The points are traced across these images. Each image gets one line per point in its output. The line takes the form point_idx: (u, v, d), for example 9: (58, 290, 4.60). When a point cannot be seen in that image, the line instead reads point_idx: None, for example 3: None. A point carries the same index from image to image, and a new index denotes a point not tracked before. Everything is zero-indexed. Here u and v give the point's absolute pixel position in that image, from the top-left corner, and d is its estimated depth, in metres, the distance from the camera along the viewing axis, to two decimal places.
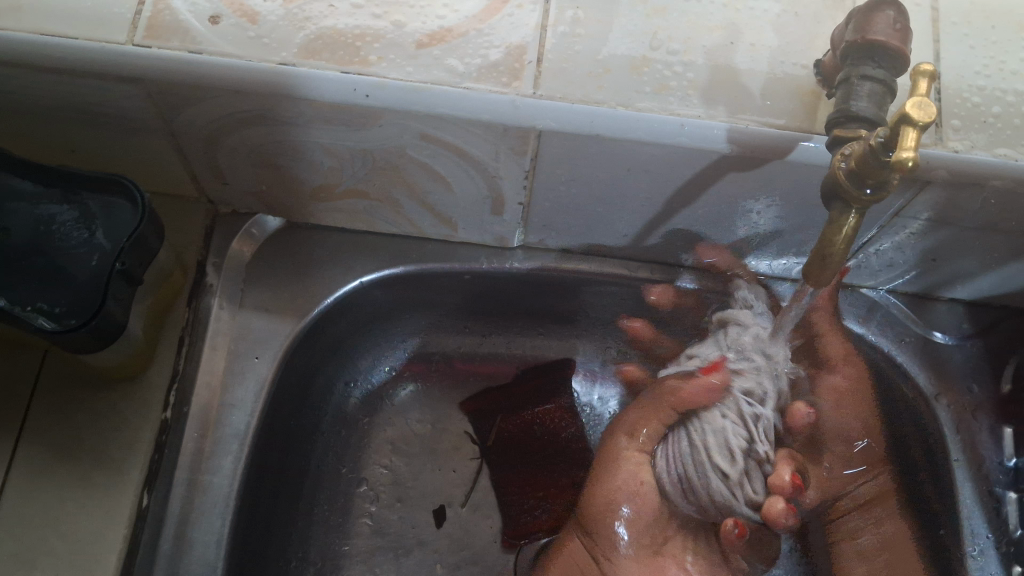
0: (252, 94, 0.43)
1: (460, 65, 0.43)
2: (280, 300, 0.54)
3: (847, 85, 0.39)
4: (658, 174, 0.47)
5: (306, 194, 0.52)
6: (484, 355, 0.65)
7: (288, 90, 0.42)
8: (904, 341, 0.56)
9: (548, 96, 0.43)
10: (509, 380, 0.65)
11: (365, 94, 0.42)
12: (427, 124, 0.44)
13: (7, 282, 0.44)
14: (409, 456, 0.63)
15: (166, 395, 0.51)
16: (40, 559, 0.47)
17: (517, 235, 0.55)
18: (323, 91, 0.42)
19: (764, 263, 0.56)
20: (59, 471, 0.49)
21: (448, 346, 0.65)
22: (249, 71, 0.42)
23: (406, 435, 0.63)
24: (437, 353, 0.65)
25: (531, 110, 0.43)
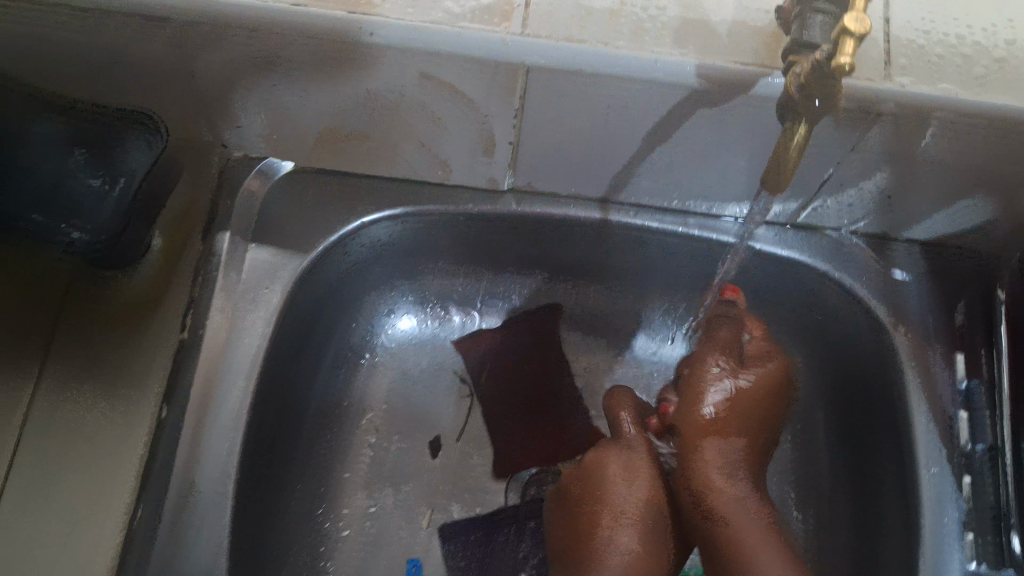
0: (265, 35, 0.47)
1: (456, 7, 0.48)
2: (288, 239, 0.59)
3: (801, 19, 0.44)
4: (635, 114, 0.51)
5: (312, 139, 0.57)
6: (478, 301, 0.69)
7: (299, 29, 0.46)
8: (866, 279, 0.61)
9: (534, 36, 0.47)
10: (499, 323, 0.70)
11: (370, 33, 0.46)
12: (426, 64, 0.49)
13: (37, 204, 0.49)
14: (405, 395, 0.67)
15: (182, 318, 0.56)
16: (70, 460, 0.52)
17: (507, 178, 0.59)
18: (331, 31, 0.46)
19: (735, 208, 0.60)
20: (84, 384, 0.54)
21: (446, 292, 0.68)
22: (264, 11, 0.46)
23: (404, 373, 0.68)
24: (434, 299, 0.69)
25: (519, 47, 0.47)
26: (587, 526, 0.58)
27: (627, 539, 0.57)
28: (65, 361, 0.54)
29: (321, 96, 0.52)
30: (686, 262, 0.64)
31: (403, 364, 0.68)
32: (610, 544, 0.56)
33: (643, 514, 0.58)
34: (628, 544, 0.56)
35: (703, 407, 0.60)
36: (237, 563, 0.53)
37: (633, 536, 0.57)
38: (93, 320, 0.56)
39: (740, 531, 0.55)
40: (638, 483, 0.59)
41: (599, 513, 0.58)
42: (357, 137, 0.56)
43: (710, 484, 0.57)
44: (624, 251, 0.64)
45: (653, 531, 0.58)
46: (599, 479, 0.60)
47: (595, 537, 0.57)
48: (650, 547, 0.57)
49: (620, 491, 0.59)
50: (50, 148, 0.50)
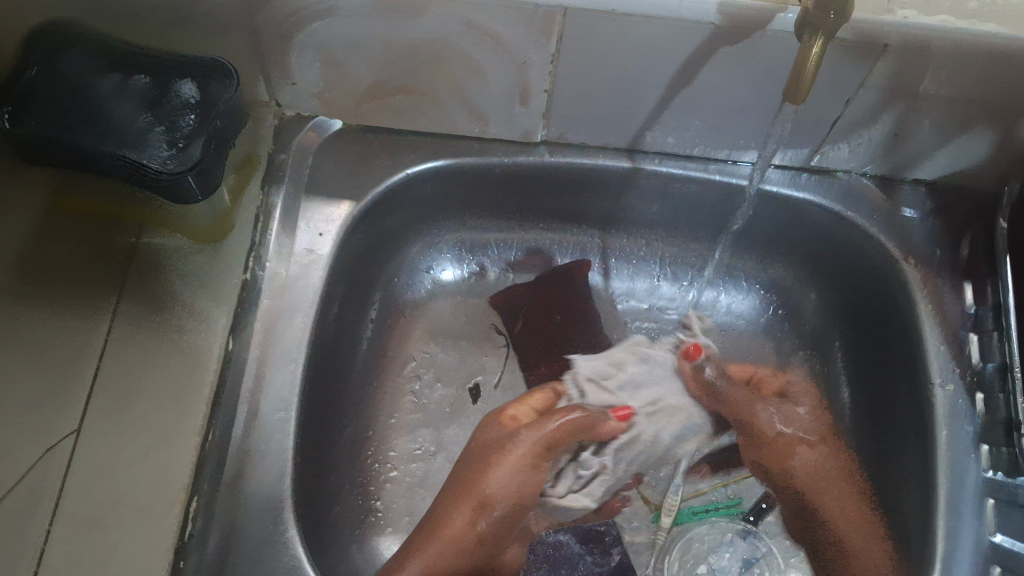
0: None
1: None
2: (340, 188, 0.63)
3: None
4: (663, 57, 0.56)
5: (360, 92, 0.61)
6: (512, 255, 0.73)
7: None
8: (877, 217, 0.65)
9: None
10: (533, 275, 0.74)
11: None
12: (471, 10, 0.53)
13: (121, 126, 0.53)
14: (446, 344, 0.71)
15: (244, 260, 0.60)
16: (145, 389, 0.55)
17: (540, 130, 0.64)
18: None
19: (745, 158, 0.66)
20: (156, 319, 0.57)
21: (483, 245, 0.73)
22: None
23: (444, 326, 0.71)
24: (472, 253, 0.73)
25: None
26: (455, 482, 0.62)
27: (489, 485, 0.61)
28: (137, 296, 0.58)
29: (373, 48, 0.57)
30: (706, 207, 0.69)
31: (443, 316, 0.72)
32: (480, 492, 0.61)
33: (513, 460, 0.62)
34: (503, 484, 0.61)
35: (774, 457, 0.67)
36: (301, 482, 0.57)
37: (500, 474, 0.61)
38: (161, 260, 0.59)
39: (846, 519, 0.65)
40: (519, 444, 0.63)
41: (472, 468, 0.62)
42: (402, 90, 0.61)
43: (794, 460, 0.67)
44: (649, 199, 0.69)
45: (522, 474, 0.62)
46: (481, 449, 0.64)
47: (471, 481, 0.62)
48: (519, 484, 0.62)
49: (501, 445, 0.63)
50: (128, 89, 0.54)
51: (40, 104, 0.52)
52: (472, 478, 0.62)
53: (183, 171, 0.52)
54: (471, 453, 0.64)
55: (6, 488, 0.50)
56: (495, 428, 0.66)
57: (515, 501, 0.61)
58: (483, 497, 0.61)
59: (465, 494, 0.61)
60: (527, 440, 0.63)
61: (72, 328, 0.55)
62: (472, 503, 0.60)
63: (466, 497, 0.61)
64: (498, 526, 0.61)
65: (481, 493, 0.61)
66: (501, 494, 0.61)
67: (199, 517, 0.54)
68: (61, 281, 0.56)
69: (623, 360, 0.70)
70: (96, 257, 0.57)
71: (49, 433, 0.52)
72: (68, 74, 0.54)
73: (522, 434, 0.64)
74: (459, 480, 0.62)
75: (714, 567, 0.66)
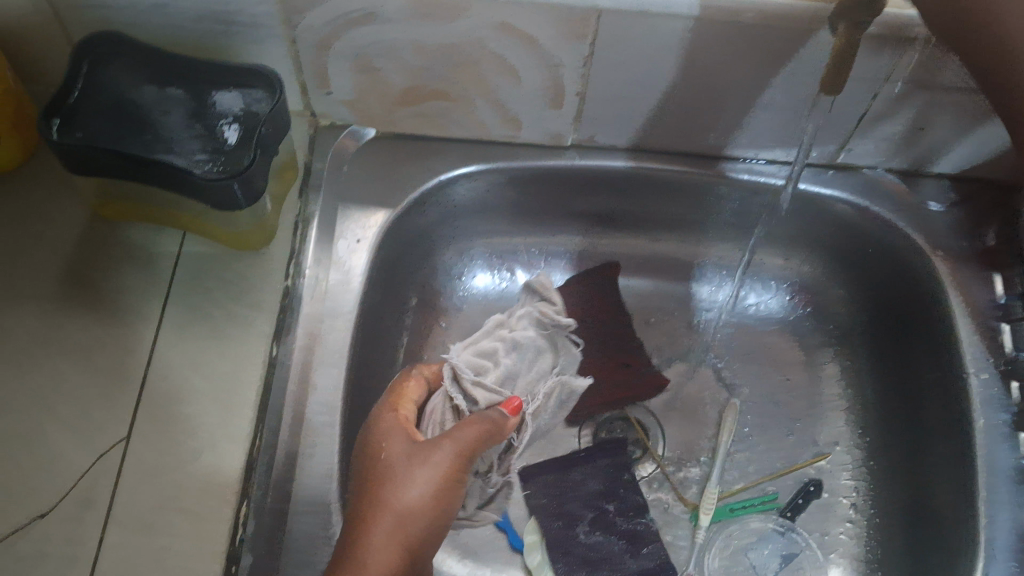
0: None
1: None
2: (375, 194, 0.65)
3: None
4: (694, 54, 0.57)
5: (394, 98, 0.63)
6: (540, 260, 0.74)
7: None
8: (904, 211, 0.66)
9: None
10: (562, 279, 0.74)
11: None
12: (506, 12, 0.54)
13: (166, 133, 0.54)
14: None
15: (286, 266, 0.60)
16: (191, 394, 0.55)
17: (570, 133, 0.65)
18: None
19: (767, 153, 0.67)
20: (200, 326, 0.57)
21: (513, 249, 0.73)
22: None
23: (477, 332, 0.71)
24: (500, 259, 0.73)
25: None
26: (367, 516, 0.48)
27: (398, 500, 0.49)
28: (182, 304, 0.58)
29: (411, 52, 0.58)
30: (733, 204, 0.70)
31: (474, 320, 0.72)
32: (394, 512, 0.48)
33: (426, 474, 0.50)
34: (418, 501, 0.49)
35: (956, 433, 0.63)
36: (347, 485, 0.57)
37: (412, 491, 0.49)
38: (204, 269, 0.60)
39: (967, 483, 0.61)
40: (393, 456, 0.51)
41: (378, 487, 0.49)
42: (435, 94, 0.62)
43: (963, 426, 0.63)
44: (678, 199, 0.70)
45: (432, 486, 0.50)
46: (375, 465, 0.51)
47: (374, 502, 0.49)
48: (443, 499, 0.50)
49: (378, 458, 0.51)
50: (177, 105, 0.56)
51: (92, 117, 0.54)
52: (383, 500, 0.49)
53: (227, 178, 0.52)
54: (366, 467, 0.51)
55: (54, 497, 0.51)
56: (384, 431, 0.53)
57: (436, 515, 0.49)
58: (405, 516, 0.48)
59: (387, 515, 0.48)
60: (399, 440, 0.52)
61: (121, 336, 0.57)
62: (390, 526, 0.48)
63: (389, 518, 0.48)
64: (418, 544, 0.49)
65: (397, 512, 0.48)
66: (421, 510, 0.49)
67: (250, 519, 0.53)
68: (105, 299, 0.58)
69: (492, 352, 0.63)
70: (141, 272, 0.59)
71: (96, 441, 0.53)
72: (119, 88, 0.55)
73: (397, 441, 0.52)
74: (365, 501, 0.49)
75: (753, 563, 0.67)
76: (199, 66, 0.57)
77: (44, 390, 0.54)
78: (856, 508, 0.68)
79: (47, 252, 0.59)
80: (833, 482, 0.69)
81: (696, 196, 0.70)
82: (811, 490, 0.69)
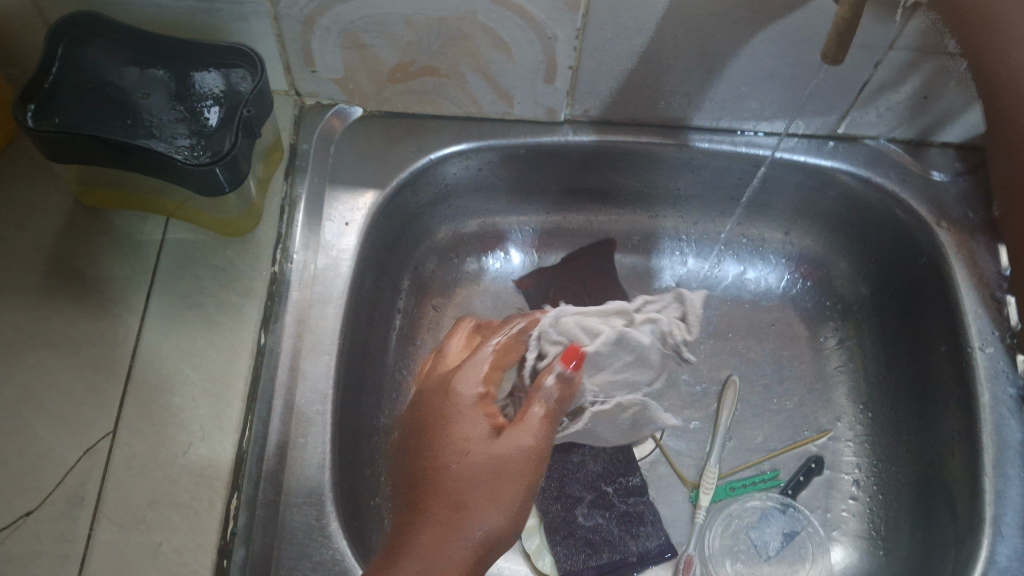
0: None
1: None
2: (366, 174, 0.63)
3: None
4: (688, 23, 0.55)
5: (383, 75, 0.61)
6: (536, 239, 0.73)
7: None
8: (907, 182, 0.65)
9: None
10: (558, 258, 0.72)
11: None
12: None
13: (145, 117, 0.53)
14: None
15: (274, 251, 0.59)
16: (179, 386, 0.54)
17: (564, 107, 0.63)
18: None
19: (762, 126, 0.65)
20: (187, 316, 0.56)
21: (507, 228, 0.72)
22: None
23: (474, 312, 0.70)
24: (495, 239, 0.72)
25: None
26: (443, 506, 0.50)
27: (472, 500, 0.50)
28: (168, 294, 0.57)
29: (398, 27, 0.56)
30: (733, 178, 0.68)
31: (469, 302, 0.70)
32: (461, 525, 0.49)
33: (489, 471, 0.51)
34: (490, 509, 0.50)
35: None
36: (342, 475, 0.56)
37: (479, 496, 0.50)
38: (190, 256, 0.59)
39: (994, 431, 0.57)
40: (472, 445, 0.51)
41: (449, 482, 0.51)
42: (425, 70, 0.60)
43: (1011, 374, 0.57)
44: (677, 173, 0.68)
45: (503, 486, 0.51)
46: (446, 447, 0.52)
47: (448, 498, 0.50)
48: (514, 503, 0.51)
49: (454, 454, 0.51)
50: (153, 88, 0.54)
51: (67, 104, 0.52)
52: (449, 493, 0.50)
53: (213, 165, 0.51)
54: (434, 446, 0.52)
55: (41, 497, 0.50)
56: (452, 406, 0.54)
57: (509, 520, 0.51)
58: (472, 515, 0.50)
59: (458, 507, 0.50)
60: (474, 424, 0.52)
61: (106, 329, 0.56)
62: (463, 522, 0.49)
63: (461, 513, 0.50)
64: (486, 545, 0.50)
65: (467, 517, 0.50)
66: (487, 505, 0.50)
67: (241, 513, 0.53)
68: (90, 289, 0.57)
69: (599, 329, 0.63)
70: (126, 261, 0.58)
71: (83, 438, 0.52)
72: (94, 72, 0.54)
73: (465, 428, 0.53)
74: (443, 491, 0.50)
75: (754, 541, 0.66)
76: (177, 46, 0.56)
77: (29, 387, 0.53)
78: (858, 484, 0.67)
79: (27, 240, 0.57)
80: (835, 458, 0.68)
81: (695, 168, 0.68)
82: (813, 467, 0.68)
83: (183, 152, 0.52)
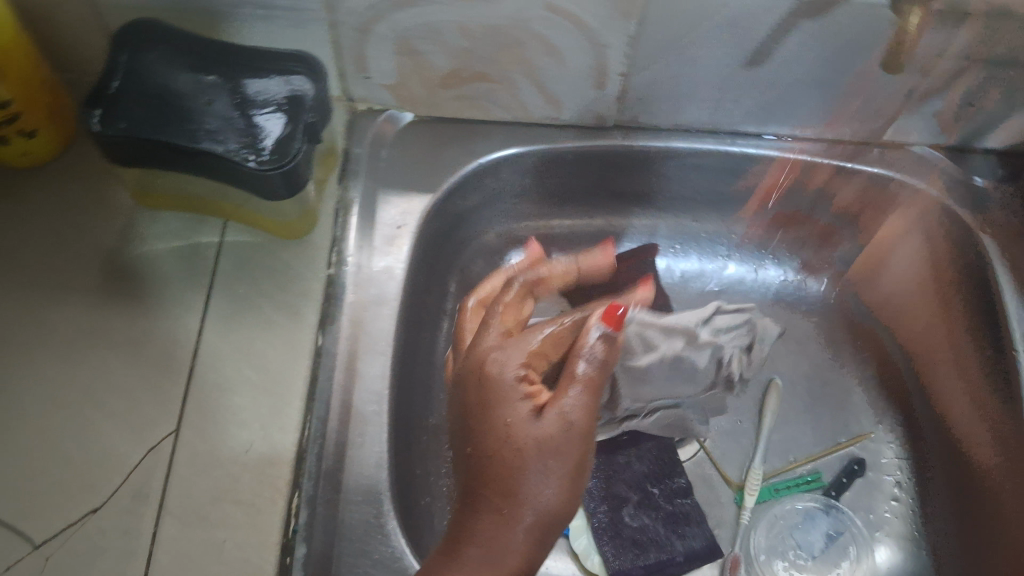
0: None
1: None
2: (418, 178, 0.64)
3: None
4: (739, 31, 0.56)
5: (436, 81, 0.62)
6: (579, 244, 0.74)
7: None
8: (950, 187, 0.66)
9: None
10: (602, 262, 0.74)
11: None
12: None
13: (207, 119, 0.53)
14: None
15: (329, 254, 0.60)
16: (239, 385, 0.55)
17: (611, 113, 0.64)
18: None
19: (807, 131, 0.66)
20: (246, 317, 0.57)
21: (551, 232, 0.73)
22: None
23: None
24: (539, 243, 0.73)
25: None
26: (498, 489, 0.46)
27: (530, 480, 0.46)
28: (226, 295, 0.58)
29: (453, 34, 0.57)
30: (776, 183, 0.69)
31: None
32: (517, 515, 0.45)
33: (538, 446, 0.46)
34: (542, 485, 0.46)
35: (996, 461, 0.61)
36: (399, 474, 0.57)
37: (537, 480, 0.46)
38: (247, 259, 0.60)
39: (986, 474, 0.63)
40: (515, 428, 0.46)
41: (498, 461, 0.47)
42: (478, 76, 0.61)
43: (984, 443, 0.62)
44: (720, 177, 0.69)
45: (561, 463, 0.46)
46: (489, 429, 0.47)
47: (504, 480, 0.46)
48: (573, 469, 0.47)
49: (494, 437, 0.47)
50: (212, 93, 0.55)
51: (129, 105, 0.53)
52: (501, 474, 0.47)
53: (275, 163, 0.52)
54: (478, 424, 0.48)
55: (106, 494, 0.51)
56: (494, 381, 0.49)
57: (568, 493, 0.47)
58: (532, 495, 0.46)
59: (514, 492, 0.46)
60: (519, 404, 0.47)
61: (166, 329, 0.57)
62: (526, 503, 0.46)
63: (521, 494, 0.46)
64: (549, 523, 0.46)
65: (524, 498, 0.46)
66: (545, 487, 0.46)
67: (303, 510, 0.52)
68: (149, 291, 0.58)
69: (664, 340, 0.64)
70: (183, 264, 0.59)
71: (145, 434, 0.53)
72: (155, 75, 0.54)
73: (509, 400, 0.48)
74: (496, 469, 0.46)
75: (800, 543, 0.66)
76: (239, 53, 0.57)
77: (91, 384, 0.54)
78: (901, 486, 0.68)
79: (88, 244, 0.59)
80: (877, 460, 0.69)
81: (739, 173, 0.69)
82: (856, 469, 0.68)
83: (244, 152, 0.52)
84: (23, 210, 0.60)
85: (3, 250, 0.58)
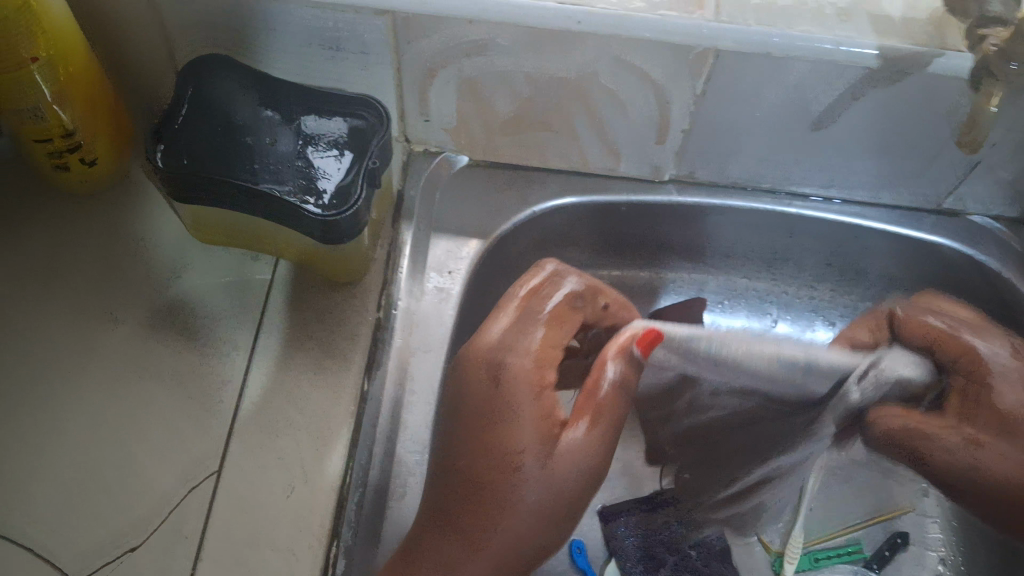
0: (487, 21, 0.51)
1: None
2: (470, 224, 0.63)
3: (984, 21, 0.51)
4: (808, 93, 0.55)
5: (495, 127, 0.61)
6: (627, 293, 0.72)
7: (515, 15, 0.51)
8: (1010, 259, 0.65)
9: (730, 20, 0.51)
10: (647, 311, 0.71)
11: (579, 21, 0.51)
12: (625, 46, 0.53)
13: (270, 164, 0.53)
14: None
15: (379, 297, 0.60)
16: (284, 425, 0.54)
17: (670, 166, 0.64)
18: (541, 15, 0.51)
19: (863, 194, 0.65)
20: (294, 355, 0.57)
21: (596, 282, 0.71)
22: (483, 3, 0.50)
23: None
24: None
25: (715, 28, 0.51)
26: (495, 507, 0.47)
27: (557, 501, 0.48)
28: (274, 333, 0.57)
29: (518, 82, 0.57)
30: (830, 244, 0.68)
31: None
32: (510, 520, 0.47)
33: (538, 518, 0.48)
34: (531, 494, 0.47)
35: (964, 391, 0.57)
36: None
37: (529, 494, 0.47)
38: (297, 297, 0.59)
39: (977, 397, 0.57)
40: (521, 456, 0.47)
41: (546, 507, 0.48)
42: (539, 124, 0.61)
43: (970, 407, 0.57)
44: (775, 236, 0.68)
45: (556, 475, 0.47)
46: (499, 447, 0.47)
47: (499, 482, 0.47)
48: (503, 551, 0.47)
49: (505, 449, 0.47)
50: (277, 129, 0.55)
51: (195, 135, 0.53)
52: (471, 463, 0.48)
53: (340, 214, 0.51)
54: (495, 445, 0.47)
55: (146, 531, 0.50)
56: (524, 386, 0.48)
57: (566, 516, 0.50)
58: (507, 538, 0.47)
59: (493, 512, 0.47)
60: (532, 427, 0.47)
61: (213, 363, 0.56)
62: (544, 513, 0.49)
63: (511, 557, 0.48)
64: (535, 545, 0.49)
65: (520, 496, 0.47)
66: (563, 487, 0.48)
67: (340, 562, 0.50)
68: (199, 323, 0.58)
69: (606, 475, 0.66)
70: (234, 297, 0.59)
71: (188, 472, 0.52)
72: (222, 107, 0.55)
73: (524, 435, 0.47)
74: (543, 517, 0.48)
75: None
76: (305, 91, 0.56)
77: (136, 419, 0.54)
78: (947, 563, 0.67)
79: (140, 274, 0.59)
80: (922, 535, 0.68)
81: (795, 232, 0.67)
82: (898, 543, 0.67)
83: (302, 197, 0.52)
84: (76, 239, 0.60)
85: (57, 274, 0.58)
